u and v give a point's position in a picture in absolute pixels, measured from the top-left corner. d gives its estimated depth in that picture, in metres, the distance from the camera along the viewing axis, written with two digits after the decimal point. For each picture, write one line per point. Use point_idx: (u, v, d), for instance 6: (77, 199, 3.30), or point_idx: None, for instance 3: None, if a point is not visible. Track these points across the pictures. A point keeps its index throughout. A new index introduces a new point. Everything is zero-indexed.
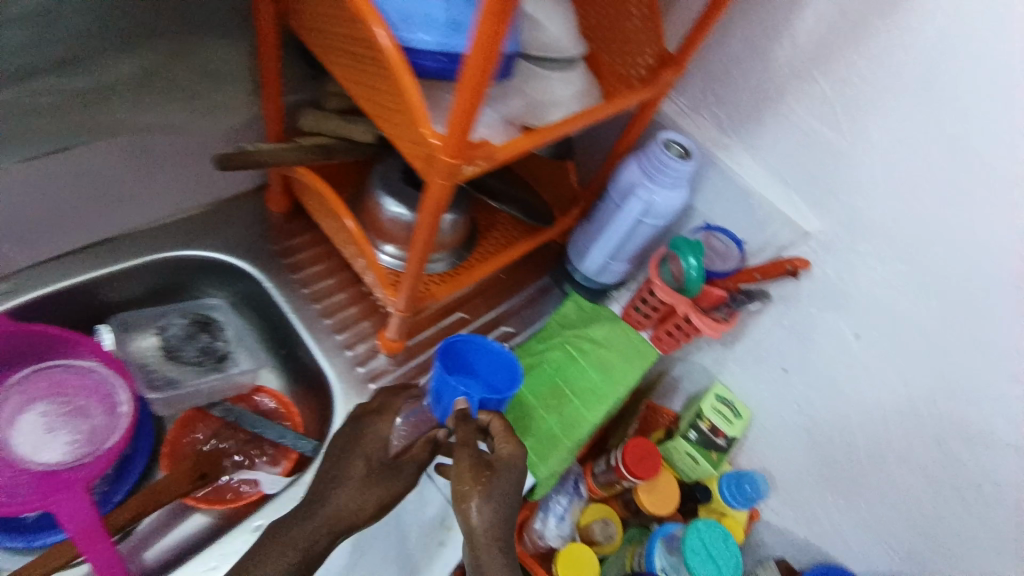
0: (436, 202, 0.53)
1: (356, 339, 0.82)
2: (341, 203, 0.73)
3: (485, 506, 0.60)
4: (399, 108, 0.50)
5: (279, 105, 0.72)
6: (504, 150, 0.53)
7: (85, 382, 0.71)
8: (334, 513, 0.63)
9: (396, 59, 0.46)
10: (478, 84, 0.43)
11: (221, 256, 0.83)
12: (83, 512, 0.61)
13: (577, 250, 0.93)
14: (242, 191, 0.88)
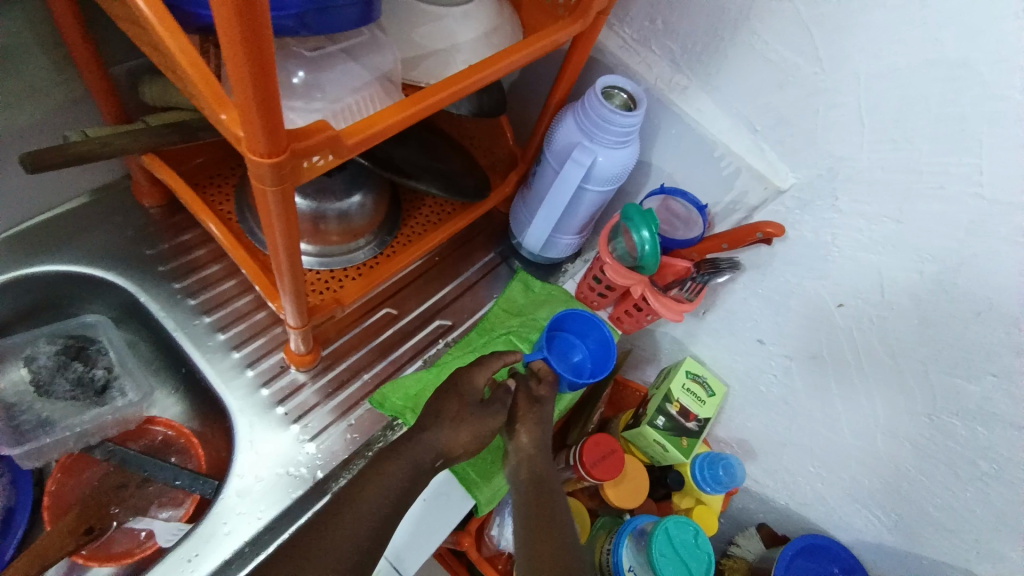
0: (276, 213, 0.40)
1: (262, 353, 0.70)
2: (203, 205, 0.62)
3: (532, 435, 0.69)
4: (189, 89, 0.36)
5: (104, 78, 0.58)
6: (358, 131, 0.39)
7: None
8: (421, 451, 0.65)
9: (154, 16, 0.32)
10: (261, 51, 0.28)
11: (86, 268, 0.69)
12: None
13: (518, 222, 0.80)
14: (105, 185, 0.73)
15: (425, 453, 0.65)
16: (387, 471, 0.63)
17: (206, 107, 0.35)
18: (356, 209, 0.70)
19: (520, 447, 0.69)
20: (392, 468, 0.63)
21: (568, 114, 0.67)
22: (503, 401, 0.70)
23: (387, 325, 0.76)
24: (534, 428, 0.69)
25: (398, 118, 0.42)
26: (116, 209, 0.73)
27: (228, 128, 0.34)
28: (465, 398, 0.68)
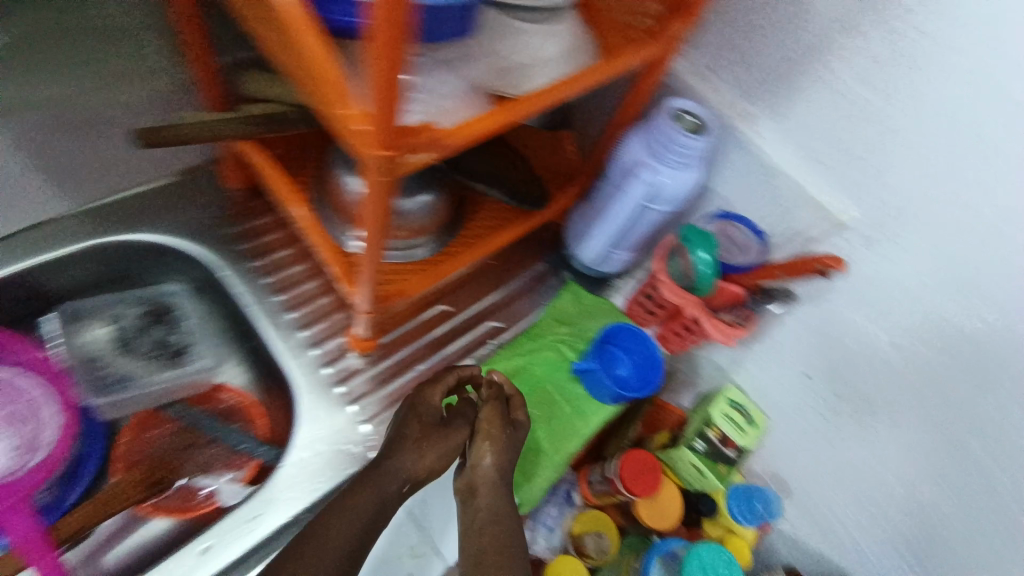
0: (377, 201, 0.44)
1: (326, 335, 0.74)
2: (292, 190, 0.70)
3: (495, 455, 0.62)
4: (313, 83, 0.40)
5: (210, 69, 0.64)
6: (457, 133, 0.43)
7: (14, 389, 0.65)
8: (382, 482, 0.59)
9: (294, 15, 0.36)
10: (396, 53, 0.32)
11: (173, 241, 0.75)
12: (24, 525, 0.58)
13: (574, 234, 0.82)
14: (196, 167, 0.79)
15: (391, 483, 0.59)
16: (353, 504, 0.58)
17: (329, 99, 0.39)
18: (424, 208, 0.74)
19: (480, 469, 0.62)
20: (356, 498, 0.58)
21: (634, 134, 0.69)
22: (465, 414, 0.65)
23: (440, 321, 0.80)
24: (498, 450, 0.62)
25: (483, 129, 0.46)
26: (203, 190, 0.79)
27: (350, 119, 0.38)
28: (424, 417, 0.63)
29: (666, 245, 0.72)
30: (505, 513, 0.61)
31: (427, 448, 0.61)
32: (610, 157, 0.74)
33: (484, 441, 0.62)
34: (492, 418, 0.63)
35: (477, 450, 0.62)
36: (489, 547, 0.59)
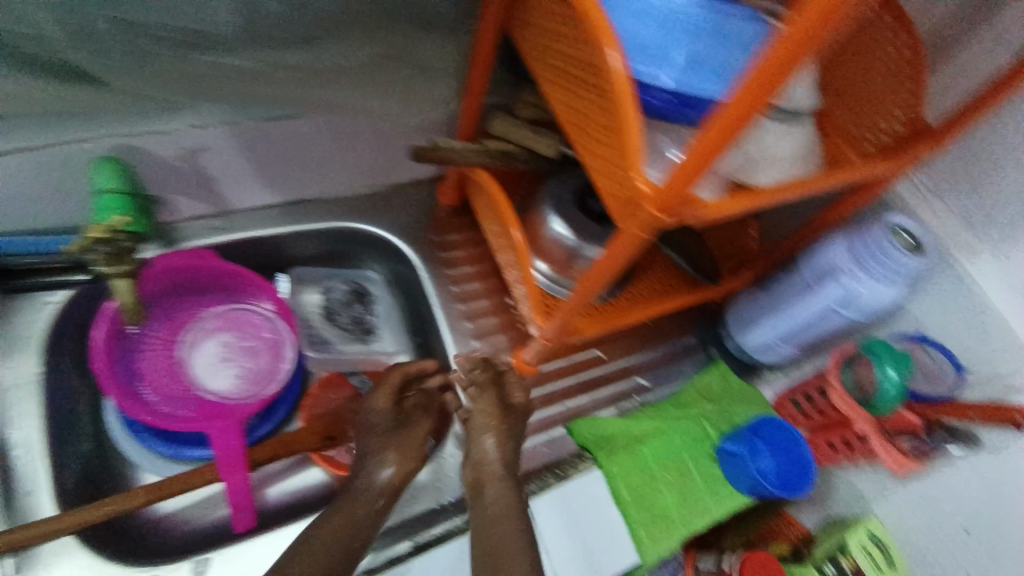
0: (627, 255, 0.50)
1: (490, 350, 0.83)
2: (511, 212, 0.73)
3: (499, 442, 0.61)
4: (612, 149, 0.47)
5: (477, 106, 0.73)
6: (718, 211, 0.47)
7: (261, 327, 0.76)
8: (370, 493, 0.58)
9: (623, 85, 0.42)
10: (726, 139, 0.39)
11: (389, 236, 0.87)
12: (228, 443, 0.65)
13: (742, 320, 0.84)
14: (418, 180, 0.91)
15: (372, 494, 0.58)
16: (355, 507, 0.57)
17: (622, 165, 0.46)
18: None
19: (484, 460, 0.60)
20: (360, 501, 0.58)
21: (840, 238, 0.70)
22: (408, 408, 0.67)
23: (593, 363, 0.85)
24: (498, 433, 0.61)
25: (737, 207, 0.49)
26: (418, 200, 0.90)
27: (638, 186, 0.44)
28: (378, 427, 0.63)
29: (846, 351, 0.73)
30: (513, 509, 0.57)
31: (373, 445, 0.62)
32: (803, 254, 0.75)
33: (484, 428, 0.62)
34: (494, 406, 0.63)
35: (477, 440, 0.62)
36: (499, 523, 0.56)
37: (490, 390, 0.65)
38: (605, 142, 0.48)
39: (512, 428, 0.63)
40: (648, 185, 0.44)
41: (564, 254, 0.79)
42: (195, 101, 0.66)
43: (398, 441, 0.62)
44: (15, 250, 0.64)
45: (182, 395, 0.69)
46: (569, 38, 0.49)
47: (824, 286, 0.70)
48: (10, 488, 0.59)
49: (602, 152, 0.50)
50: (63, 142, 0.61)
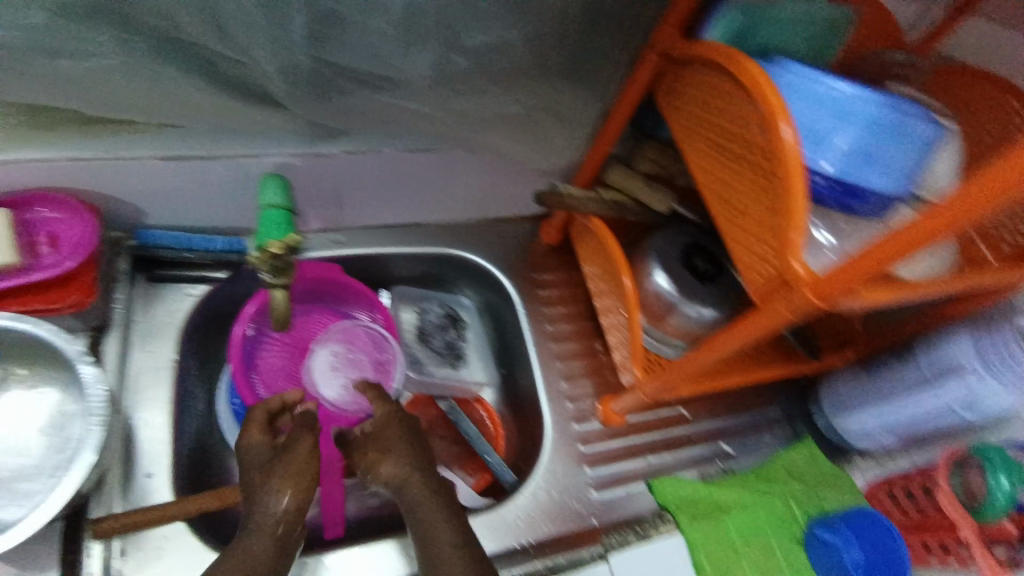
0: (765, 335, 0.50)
1: (579, 393, 0.83)
2: (624, 261, 0.74)
3: (393, 463, 0.61)
4: (765, 230, 0.48)
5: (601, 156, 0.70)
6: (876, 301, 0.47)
7: (373, 342, 0.77)
8: (268, 526, 0.53)
9: (796, 172, 0.44)
10: (915, 239, 0.39)
11: (489, 267, 0.89)
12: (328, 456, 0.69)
13: (837, 400, 0.81)
14: (521, 217, 0.93)
15: (260, 531, 0.53)
16: (252, 547, 0.52)
17: (778, 247, 0.46)
18: (704, 318, 0.77)
19: (378, 474, 0.61)
20: (259, 538, 0.53)
21: (963, 334, 0.67)
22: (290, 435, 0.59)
23: (677, 424, 0.84)
24: (389, 457, 0.61)
25: (895, 296, 0.48)
26: (518, 236, 0.92)
27: (795, 271, 0.44)
28: (255, 462, 0.57)
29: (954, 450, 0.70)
30: (428, 498, 0.59)
31: (273, 480, 0.55)
32: (915, 342, 0.73)
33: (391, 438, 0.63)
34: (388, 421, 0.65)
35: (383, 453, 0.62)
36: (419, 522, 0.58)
37: (382, 400, 0.67)
38: (756, 221, 0.49)
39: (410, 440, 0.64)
40: (805, 271, 0.44)
41: (661, 307, 0.78)
42: (337, 134, 0.66)
43: (289, 465, 0.55)
44: (169, 245, 0.69)
45: (296, 396, 0.72)
46: (730, 113, 0.50)
47: (941, 381, 0.68)
48: (131, 469, 0.62)
49: (749, 229, 0.51)
50: (226, 156, 0.62)
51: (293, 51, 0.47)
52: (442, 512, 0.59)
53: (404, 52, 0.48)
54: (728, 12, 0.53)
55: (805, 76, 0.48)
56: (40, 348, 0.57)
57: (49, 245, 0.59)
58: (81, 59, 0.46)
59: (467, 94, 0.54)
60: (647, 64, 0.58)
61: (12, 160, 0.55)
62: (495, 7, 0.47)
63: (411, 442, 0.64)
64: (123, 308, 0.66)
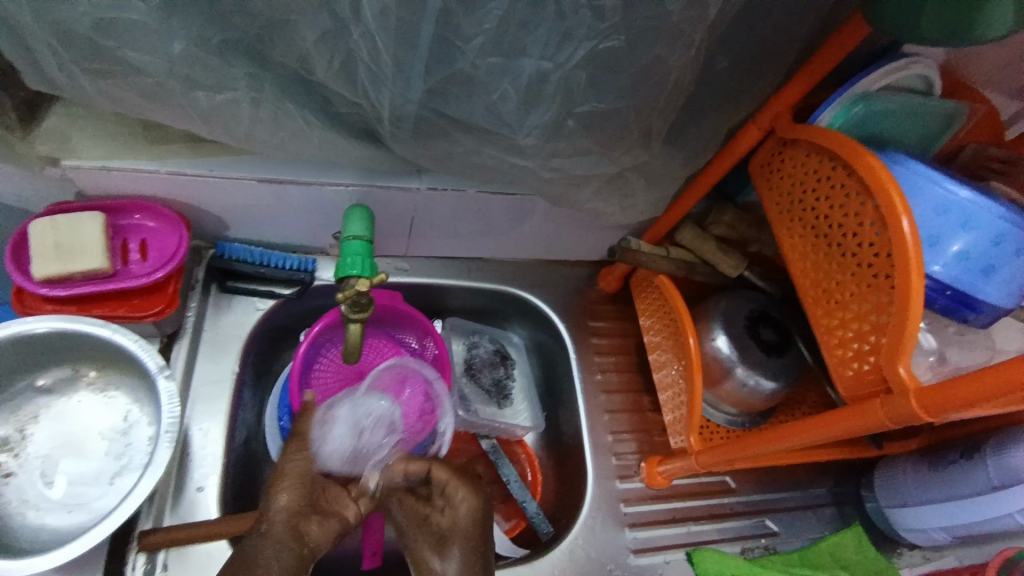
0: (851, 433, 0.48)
1: (625, 449, 0.81)
2: (690, 320, 0.70)
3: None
4: (869, 327, 0.48)
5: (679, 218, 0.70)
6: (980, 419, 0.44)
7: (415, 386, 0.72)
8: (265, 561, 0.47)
9: (915, 276, 0.43)
10: None
11: (545, 308, 0.87)
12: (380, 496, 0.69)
13: (891, 490, 0.77)
14: (581, 261, 0.91)
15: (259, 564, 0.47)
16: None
17: (884, 348, 0.46)
18: (764, 390, 0.74)
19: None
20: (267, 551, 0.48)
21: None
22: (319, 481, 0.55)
23: (721, 491, 0.82)
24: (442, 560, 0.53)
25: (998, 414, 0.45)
26: (575, 280, 0.90)
27: (901, 377, 0.44)
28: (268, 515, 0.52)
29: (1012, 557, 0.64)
30: None
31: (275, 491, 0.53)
32: (978, 437, 0.69)
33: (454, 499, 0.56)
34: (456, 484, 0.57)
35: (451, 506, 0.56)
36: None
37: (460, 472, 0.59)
38: (858, 316, 0.49)
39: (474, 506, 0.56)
40: (912, 379, 0.43)
41: (720, 371, 0.76)
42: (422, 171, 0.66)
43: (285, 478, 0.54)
44: (248, 259, 0.71)
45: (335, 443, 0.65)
46: (843, 205, 0.50)
47: (1007, 489, 0.63)
48: (184, 482, 0.63)
49: (847, 322, 0.50)
50: (315, 182, 0.62)
51: (410, 103, 0.47)
52: None
53: (521, 114, 0.47)
54: (851, 100, 0.53)
55: (925, 178, 0.47)
56: (121, 356, 0.59)
57: (139, 252, 0.61)
58: (218, 91, 0.47)
59: (570, 155, 0.53)
60: (749, 136, 0.57)
61: (116, 168, 0.57)
62: (620, 79, 0.45)
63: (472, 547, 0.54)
64: (197, 316, 0.69)
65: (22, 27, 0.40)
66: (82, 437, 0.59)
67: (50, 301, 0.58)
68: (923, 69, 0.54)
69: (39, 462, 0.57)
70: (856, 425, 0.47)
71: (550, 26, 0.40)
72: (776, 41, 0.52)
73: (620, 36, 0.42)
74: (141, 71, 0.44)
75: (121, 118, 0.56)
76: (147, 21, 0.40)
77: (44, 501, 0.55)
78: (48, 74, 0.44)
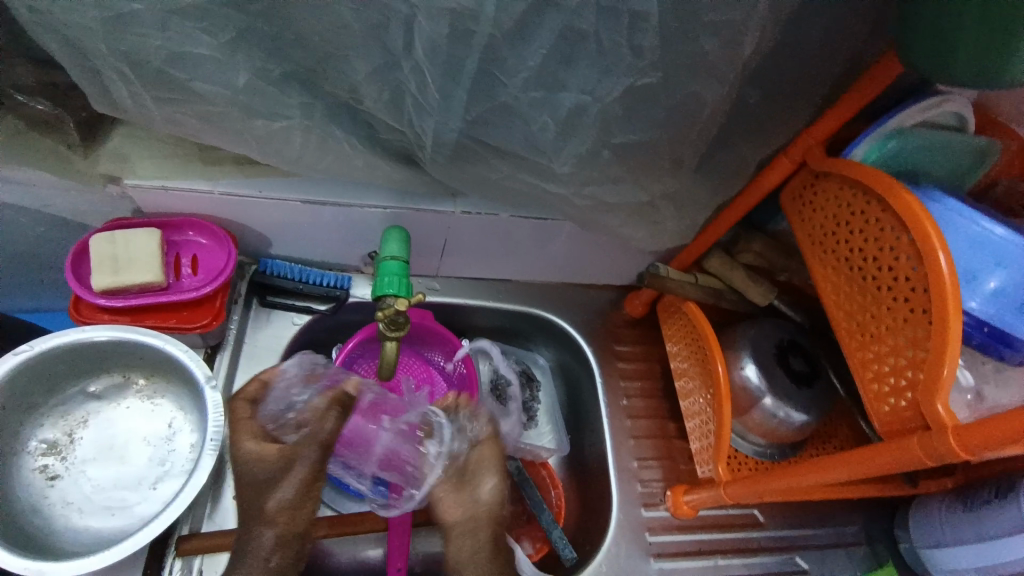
0: (887, 471, 0.48)
1: (651, 477, 0.81)
2: (719, 348, 0.70)
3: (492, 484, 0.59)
4: (905, 363, 0.47)
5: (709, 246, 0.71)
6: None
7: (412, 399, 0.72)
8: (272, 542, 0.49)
9: (953, 312, 0.43)
10: None
11: (571, 331, 0.88)
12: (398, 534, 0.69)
13: (925, 529, 0.74)
14: (608, 285, 0.91)
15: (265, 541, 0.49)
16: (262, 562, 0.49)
17: (921, 384, 0.45)
18: (795, 422, 0.73)
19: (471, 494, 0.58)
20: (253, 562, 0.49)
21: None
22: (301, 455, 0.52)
23: (748, 524, 0.80)
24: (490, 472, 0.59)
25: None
26: (601, 303, 0.90)
27: (940, 415, 0.43)
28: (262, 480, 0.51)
29: None
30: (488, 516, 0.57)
31: (276, 493, 0.51)
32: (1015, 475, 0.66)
33: (482, 472, 0.59)
34: (484, 458, 0.60)
35: (480, 478, 0.59)
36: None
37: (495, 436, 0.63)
38: (894, 351, 0.48)
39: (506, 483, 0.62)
40: (950, 417, 0.43)
41: (749, 401, 0.75)
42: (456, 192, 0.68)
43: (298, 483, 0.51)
44: (287, 275, 0.74)
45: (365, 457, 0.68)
46: (876, 239, 0.50)
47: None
48: (220, 491, 0.65)
49: (883, 357, 0.50)
50: (354, 203, 0.65)
51: (452, 131, 0.49)
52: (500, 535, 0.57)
53: (559, 143, 0.48)
54: (884, 136, 0.54)
55: (960, 214, 0.47)
56: (169, 367, 0.62)
57: (190, 267, 0.64)
58: (274, 119, 0.50)
59: (604, 183, 0.54)
60: (781, 168, 0.58)
61: (175, 187, 0.60)
62: (656, 112, 0.47)
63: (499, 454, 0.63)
64: (238, 328, 0.72)
65: (97, 57, 0.43)
66: (126, 443, 0.61)
67: (105, 310, 0.62)
68: (959, 104, 0.55)
69: (87, 466, 0.60)
70: (893, 462, 0.46)
71: (591, 62, 0.42)
72: (810, 77, 0.53)
73: (657, 73, 0.43)
74: (205, 99, 0.47)
75: (178, 140, 0.60)
76: (216, 54, 0.44)
77: (90, 503, 0.58)
78: (119, 101, 0.47)
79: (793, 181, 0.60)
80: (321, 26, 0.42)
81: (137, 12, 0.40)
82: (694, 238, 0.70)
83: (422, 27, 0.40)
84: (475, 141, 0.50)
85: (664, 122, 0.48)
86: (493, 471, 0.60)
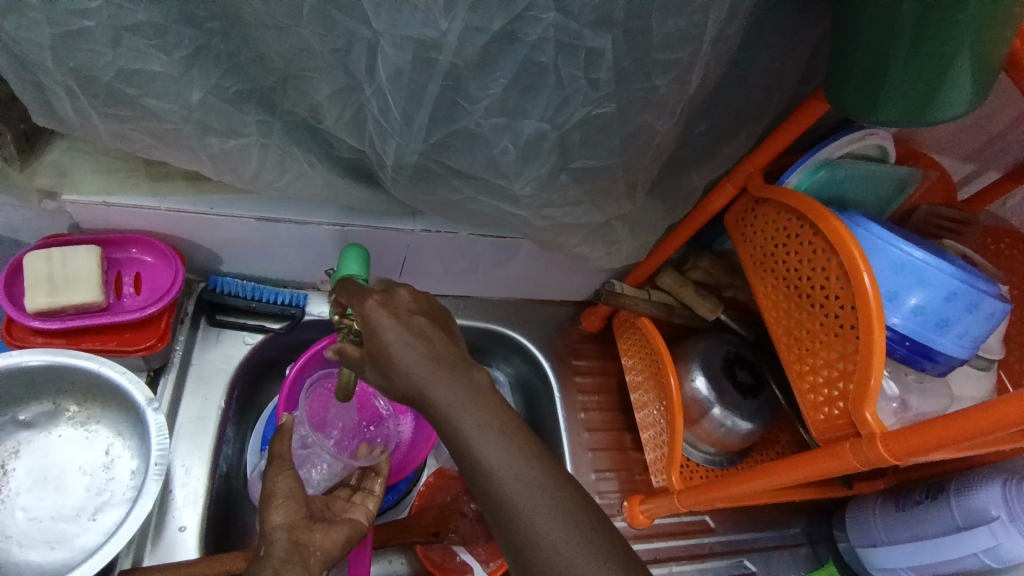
0: (823, 476, 0.51)
1: (608, 488, 0.83)
2: (671, 362, 0.73)
3: (405, 344, 0.50)
4: (837, 374, 0.51)
5: (660, 264, 0.74)
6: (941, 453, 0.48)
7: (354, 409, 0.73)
8: (273, 542, 0.52)
9: (877, 327, 0.48)
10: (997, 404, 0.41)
11: (530, 346, 0.89)
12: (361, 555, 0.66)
13: (861, 531, 0.79)
14: (565, 302, 0.93)
15: (273, 544, 0.52)
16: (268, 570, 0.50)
17: (852, 395, 0.49)
18: (741, 431, 0.77)
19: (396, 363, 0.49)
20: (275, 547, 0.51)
21: (993, 483, 0.65)
22: None
23: (700, 531, 0.83)
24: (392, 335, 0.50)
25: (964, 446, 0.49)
26: (559, 319, 0.92)
27: (869, 423, 0.47)
28: None
29: None
30: (475, 401, 0.49)
31: (270, 508, 0.54)
32: (943, 479, 0.71)
33: (383, 354, 0.50)
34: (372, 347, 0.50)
35: (387, 358, 0.50)
36: (476, 424, 0.48)
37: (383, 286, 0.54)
38: (828, 363, 0.52)
39: (433, 331, 0.52)
40: (878, 424, 0.47)
41: (697, 411, 0.78)
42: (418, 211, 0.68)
43: (276, 498, 0.55)
44: (239, 293, 0.71)
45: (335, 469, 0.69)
46: (808, 259, 0.55)
47: (970, 529, 0.66)
48: (165, 521, 0.62)
49: (818, 368, 0.53)
50: (310, 221, 0.63)
51: (413, 153, 0.49)
52: (478, 419, 0.49)
53: (519, 167, 0.50)
54: (816, 166, 0.59)
55: (882, 240, 0.52)
56: (108, 391, 0.58)
57: (133, 285, 0.62)
58: (231, 137, 0.49)
59: (562, 205, 0.56)
60: (724, 192, 0.62)
61: (116, 203, 0.57)
62: (613, 139, 0.49)
63: (407, 313, 0.52)
64: (185, 349, 0.69)
65: (42, 71, 0.42)
66: (61, 473, 0.58)
67: (39, 334, 0.58)
68: (881, 138, 0.60)
69: (19, 499, 0.56)
70: (828, 467, 0.50)
71: (550, 93, 0.44)
72: (753, 110, 0.57)
73: (612, 105, 0.46)
74: (158, 117, 0.46)
75: (122, 154, 0.57)
76: (170, 72, 0.43)
77: (26, 536, 0.54)
78: (63, 116, 0.46)
79: (735, 202, 0.64)
80: (282, 48, 0.42)
81: (88, 28, 0.40)
82: (647, 257, 0.74)
83: (386, 54, 0.41)
84: (436, 164, 0.51)
85: (618, 149, 0.50)
86: (387, 342, 0.50)
